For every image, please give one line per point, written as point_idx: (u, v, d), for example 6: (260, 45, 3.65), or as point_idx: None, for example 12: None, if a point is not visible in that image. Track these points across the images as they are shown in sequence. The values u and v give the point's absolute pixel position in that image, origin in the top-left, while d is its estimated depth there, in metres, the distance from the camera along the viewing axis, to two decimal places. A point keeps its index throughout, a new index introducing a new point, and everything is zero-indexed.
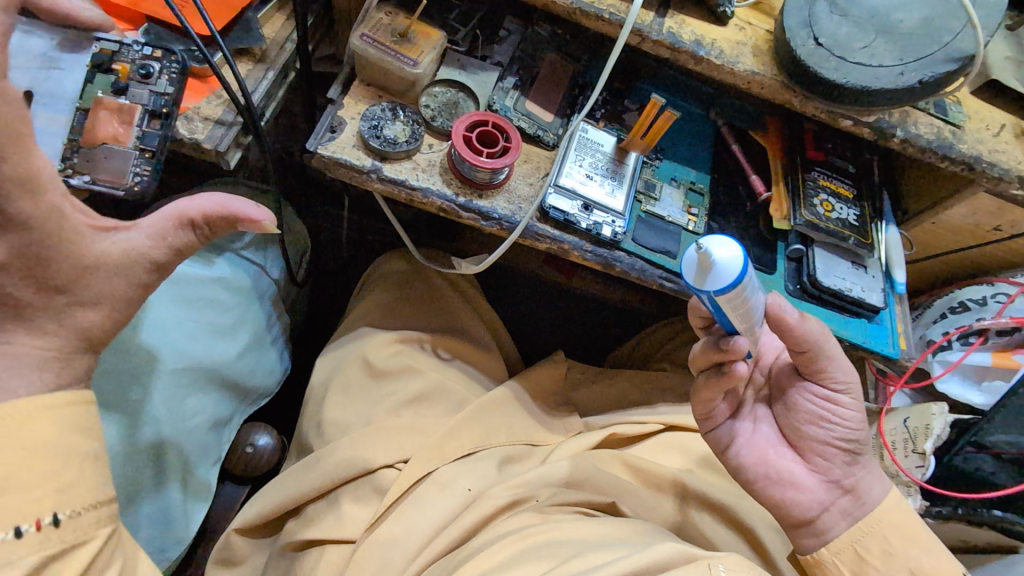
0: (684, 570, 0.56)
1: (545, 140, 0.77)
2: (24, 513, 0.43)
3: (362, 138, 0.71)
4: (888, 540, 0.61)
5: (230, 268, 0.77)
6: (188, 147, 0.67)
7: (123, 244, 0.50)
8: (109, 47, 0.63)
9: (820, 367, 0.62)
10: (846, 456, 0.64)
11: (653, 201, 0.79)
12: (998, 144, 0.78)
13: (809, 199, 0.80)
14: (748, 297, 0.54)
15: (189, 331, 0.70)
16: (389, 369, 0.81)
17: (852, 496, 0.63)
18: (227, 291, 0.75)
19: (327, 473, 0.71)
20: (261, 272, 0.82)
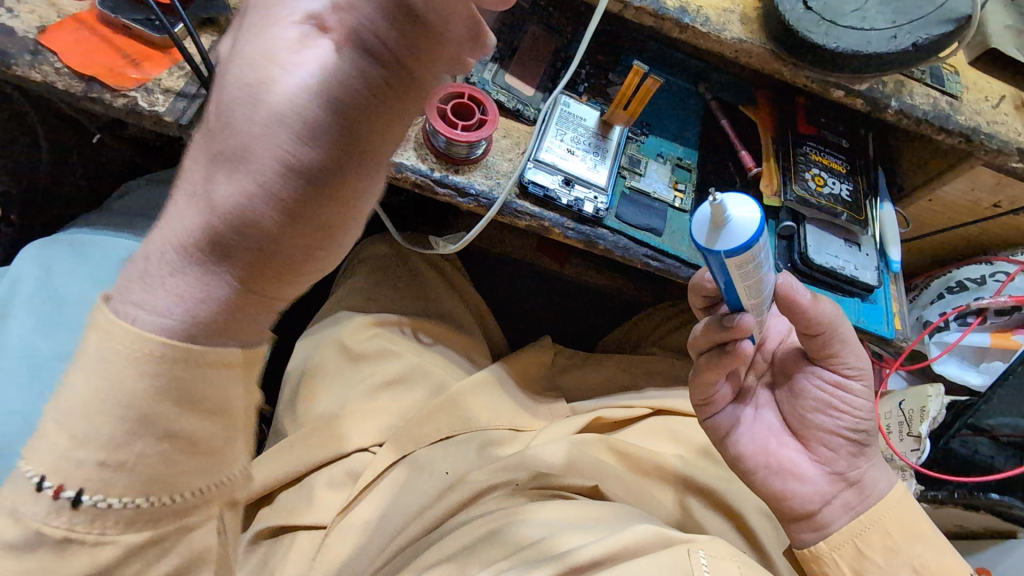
0: (663, 559, 0.53)
1: (525, 115, 0.75)
2: (56, 469, 0.33)
3: None
4: (887, 532, 0.59)
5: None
6: (146, 121, 0.63)
7: (281, 86, 0.30)
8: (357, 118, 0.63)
9: (832, 351, 0.60)
10: (852, 447, 0.61)
11: (638, 176, 0.76)
12: (997, 115, 0.75)
13: (800, 174, 0.77)
14: (758, 266, 0.49)
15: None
16: (366, 352, 0.78)
17: (856, 490, 0.61)
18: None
19: (300, 455, 0.69)
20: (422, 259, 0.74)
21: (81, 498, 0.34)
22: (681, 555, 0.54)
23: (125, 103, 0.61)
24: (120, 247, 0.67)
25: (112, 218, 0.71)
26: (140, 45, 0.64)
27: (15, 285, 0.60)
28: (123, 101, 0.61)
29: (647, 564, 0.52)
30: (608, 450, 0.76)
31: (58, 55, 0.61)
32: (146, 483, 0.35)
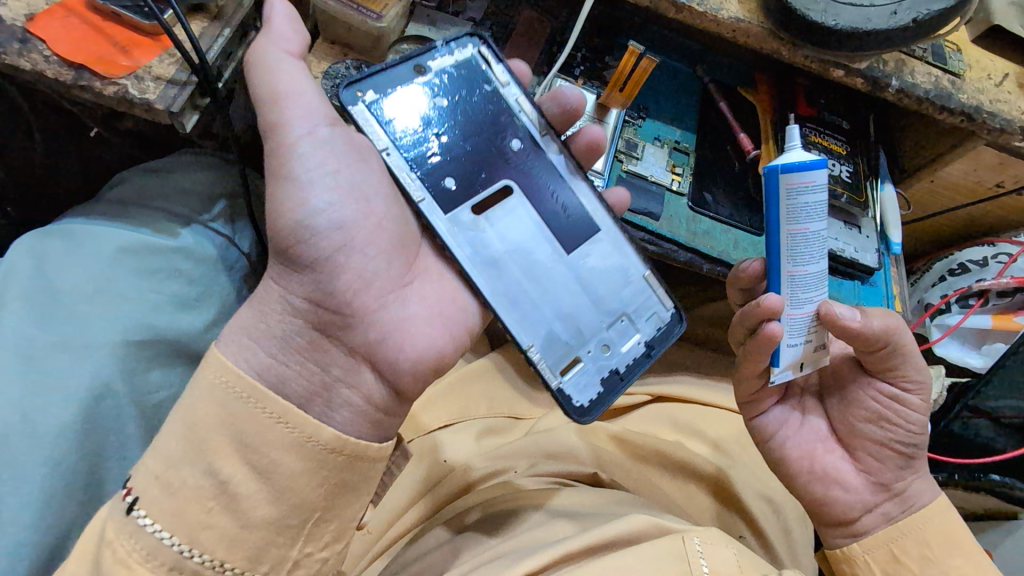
0: (658, 550, 0.53)
1: None
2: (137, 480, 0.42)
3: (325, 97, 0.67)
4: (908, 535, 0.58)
5: (194, 238, 0.70)
6: (138, 108, 0.62)
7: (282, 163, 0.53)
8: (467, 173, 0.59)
9: (896, 365, 0.58)
10: (901, 461, 0.60)
11: (635, 160, 0.75)
12: (1000, 94, 0.73)
13: None
14: (803, 216, 0.52)
15: (146, 299, 0.64)
16: None
17: (897, 501, 0.60)
18: (192, 262, 0.69)
19: None
20: (608, 372, 0.62)
21: (134, 512, 0.41)
22: (676, 542, 0.54)
23: (115, 91, 0.61)
24: (113, 234, 0.65)
25: (104, 208, 0.69)
26: (128, 31, 0.64)
27: (11, 275, 0.60)
28: (113, 89, 0.61)
29: (640, 557, 0.52)
30: (608, 436, 0.76)
31: (47, 43, 0.60)
32: (186, 514, 0.41)
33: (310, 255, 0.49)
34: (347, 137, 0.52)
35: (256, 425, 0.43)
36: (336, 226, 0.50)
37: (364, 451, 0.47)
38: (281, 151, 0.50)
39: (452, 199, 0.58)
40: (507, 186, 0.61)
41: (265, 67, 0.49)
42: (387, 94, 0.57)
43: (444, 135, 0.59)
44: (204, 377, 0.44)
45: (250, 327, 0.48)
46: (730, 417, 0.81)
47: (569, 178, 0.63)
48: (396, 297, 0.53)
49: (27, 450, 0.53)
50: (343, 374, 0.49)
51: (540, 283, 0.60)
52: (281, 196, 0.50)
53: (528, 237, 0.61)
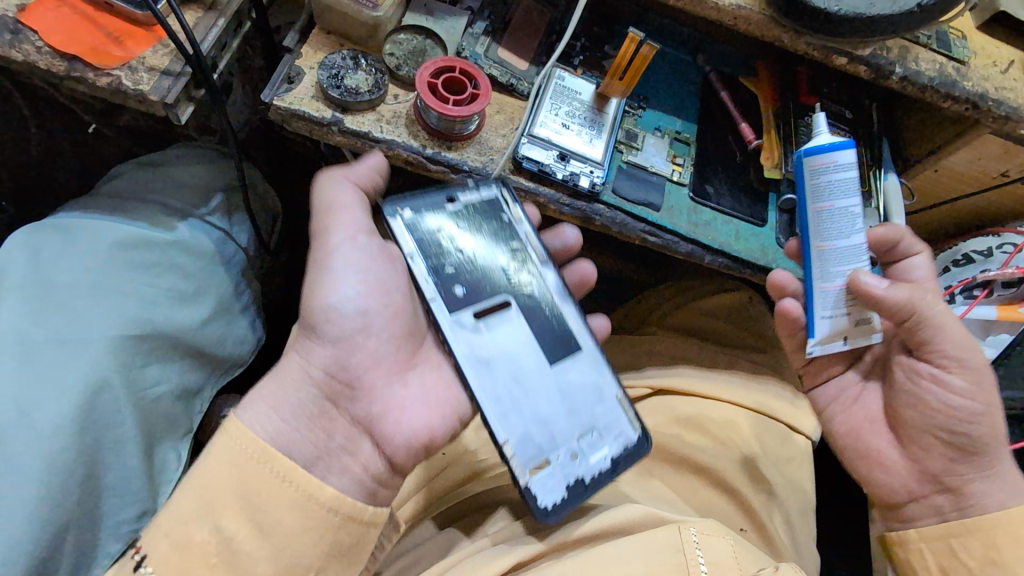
0: (649, 539, 0.54)
1: (519, 89, 0.73)
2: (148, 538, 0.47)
3: (321, 88, 0.66)
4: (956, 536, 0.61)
5: (191, 231, 0.70)
6: (133, 99, 0.62)
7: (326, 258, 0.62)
8: (472, 284, 0.63)
9: (932, 339, 0.65)
10: (950, 453, 0.67)
11: (635, 150, 0.74)
12: (1006, 81, 0.72)
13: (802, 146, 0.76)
14: (830, 194, 0.62)
15: (141, 293, 0.63)
16: None
17: (952, 494, 0.66)
18: (187, 256, 0.68)
19: None
20: (574, 480, 0.59)
21: (141, 567, 0.46)
22: (670, 531, 0.55)
23: (109, 82, 0.60)
24: (109, 229, 0.65)
25: (100, 202, 0.69)
26: (121, 22, 0.63)
27: (7, 270, 0.60)
28: (106, 80, 0.60)
29: (634, 544, 0.54)
30: None
31: (39, 33, 0.60)
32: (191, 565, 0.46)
33: (333, 335, 0.57)
34: (382, 248, 0.62)
35: (262, 484, 0.48)
36: (359, 315, 0.58)
37: (360, 512, 0.51)
38: (326, 250, 0.60)
39: (457, 302, 0.62)
40: (507, 300, 0.63)
41: (332, 186, 0.61)
42: (420, 212, 0.64)
43: (459, 253, 0.64)
44: (223, 445, 0.49)
45: (275, 397, 0.54)
46: (732, 410, 0.81)
47: (562, 298, 0.65)
48: (396, 381, 0.59)
49: (24, 445, 0.53)
50: (345, 444, 0.55)
51: (522, 389, 0.60)
52: (317, 284, 0.58)
53: (518, 345, 0.62)
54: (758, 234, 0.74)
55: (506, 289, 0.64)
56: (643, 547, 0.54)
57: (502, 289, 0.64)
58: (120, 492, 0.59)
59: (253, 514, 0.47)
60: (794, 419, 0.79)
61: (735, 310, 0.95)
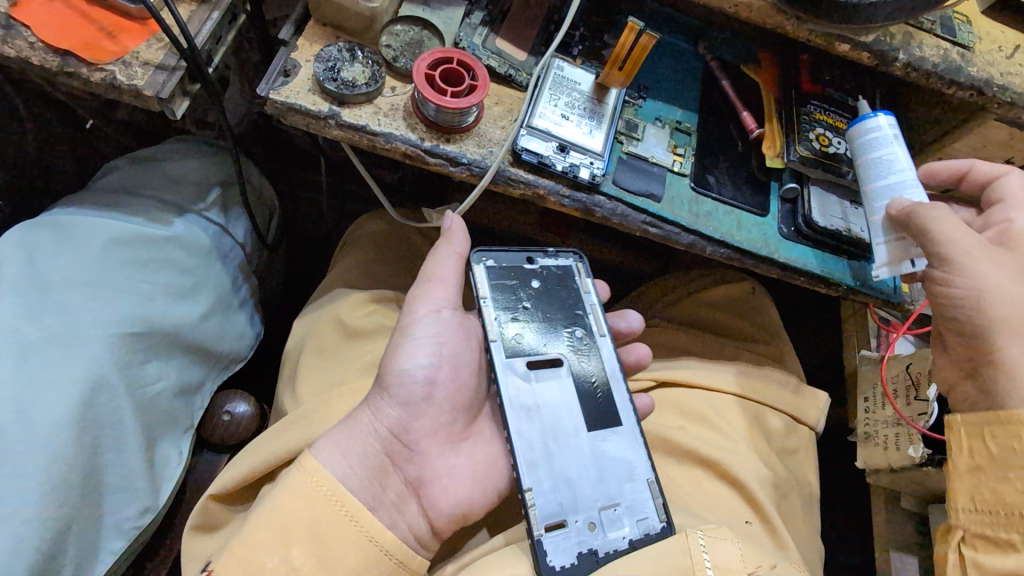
0: (660, 551, 0.55)
1: (518, 80, 0.72)
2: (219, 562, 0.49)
3: (317, 81, 0.66)
4: (1012, 435, 0.55)
5: (188, 228, 0.69)
6: (127, 94, 0.61)
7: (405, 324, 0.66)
8: (529, 337, 0.67)
9: (927, 232, 0.60)
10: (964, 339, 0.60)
11: (636, 141, 0.74)
12: (1012, 66, 0.71)
13: (804, 134, 0.76)
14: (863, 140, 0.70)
15: (138, 290, 0.64)
16: (364, 328, 0.79)
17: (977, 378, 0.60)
18: (185, 251, 0.68)
19: (299, 435, 0.67)
20: (587, 550, 0.57)
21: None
22: (677, 539, 0.56)
23: (103, 77, 0.60)
24: (103, 227, 0.64)
25: (95, 197, 0.68)
26: (114, 16, 0.62)
27: None
28: (100, 76, 0.60)
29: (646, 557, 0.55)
30: None
31: (32, 29, 0.59)
32: None
33: (403, 399, 0.59)
34: (462, 323, 0.66)
35: (331, 520, 0.51)
36: (428, 385, 0.60)
37: (410, 561, 0.54)
38: (412, 316, 0.64)
39: (515, 350, 0.65)
40: (560, 360, 0.66)
41: (435, 258, 0.66)
42: (500, 265, 0.69)
43: (526, 307, 0.68)
44: (298, 483, 0.51)
45: (345, 451, 0.55)
46: (733, 401, 0.81)
47: (615, 373, 0.68)
48: (450, 449, 0.62)
49: (24, 444, 0.52)
50: (397, 501, 0.57)
51: (557, 446, 0.61)
52: (395, 347, 0.62)
53: (564, 405, 0.64)
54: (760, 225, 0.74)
55: (564, 350, 0.67)
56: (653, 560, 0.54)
57: (557, 348, 0.67)
58: (119, 488, 0.59)
59: (319, 545, 0.50)
60: (795, 408, 0.83)
61: (737, 301, 0.95)
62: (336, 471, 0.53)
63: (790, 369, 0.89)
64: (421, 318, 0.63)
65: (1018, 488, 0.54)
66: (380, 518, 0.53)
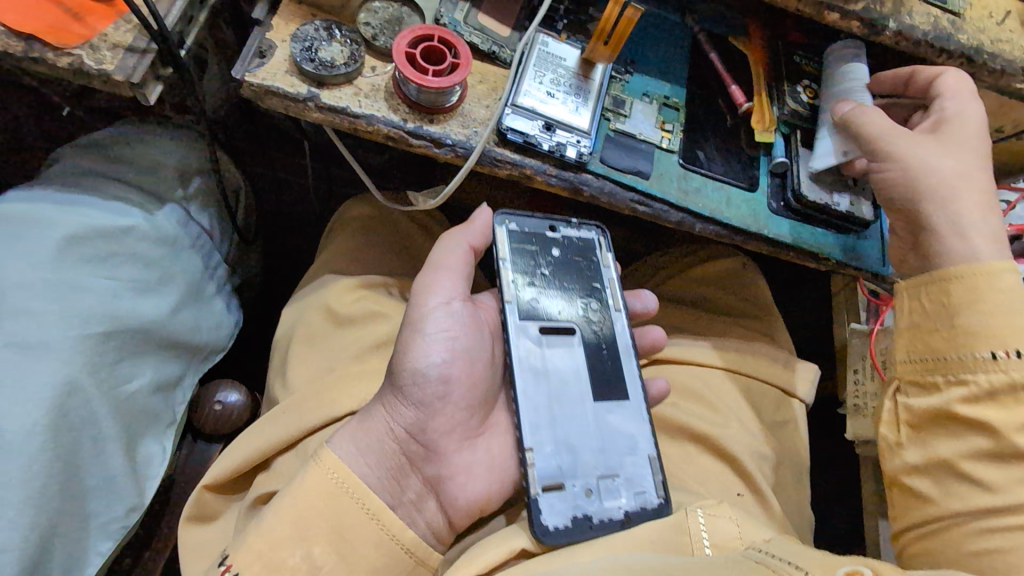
0: (660, 527, 0.56)
1: (502, 57, 0.71)
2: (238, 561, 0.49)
3: (294, 63, 0.64)
4: (945, 291, 0.59)
5: (150, 220, 0.68)
6: (96, 79, 0.59)
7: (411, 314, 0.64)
8: (542, 300, 0.67)
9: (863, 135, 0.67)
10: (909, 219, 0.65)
11: (623, 118, 0.72)
12: (1002, 33, 0.70)
13: (792, 86, 0.77)
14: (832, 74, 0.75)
15: (103, 289, 0.63)
16: (353, 315, 0.79)
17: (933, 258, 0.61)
18: (149, 244, 0.68)
19: (293, 423, 0.67)
20: (580, 514, 0.58)
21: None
22: (677, 516, 0.56)
23: (70, 62, 0.57)
24: (58, 221, 0.63)
25: (45, 188, 0.66)
26: None
27: None
28: (67, 60, 0.57)
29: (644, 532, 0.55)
30: None
31: None
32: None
33: (418, 398, 0.58)
34: (473, 315, 0.64)
35: (351, 518, 0.51)
36: (442, 383, 0.59)
37: (429, 558, 0.55)
38: (423, 309, 0.61)
39: (529, 314, 0.66)
40: (573, 329, 0.67)
41: (445, 246, 0.65)
42: (522, 229, 0.70)
43: (543, 274, 0.69)
44: (316, 480, 0.51)
45: (358, 456, 0.54)
46: (723, 376, 0.81)
47: (627, 351, 0.68)
48: (467, 446, 0.61)
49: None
50: (415, 499, 0.57)
51: (562, 411, 0.62)
52: (406, 343, 0.60)
53: (573, 373, 0.65)
54: (750, 201, 0.73)
55: (577, 320, 0.68)
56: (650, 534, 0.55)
57: (570, 318, 0.68)
58: (103, 489, 0.61)
59: (341, 543, 0.51)
60: (787, 382, 0.83)
61: (728, 277, 0.95)
62: (357, 469, 0.53)
63: (782, 345, 0.89)
64: (432, 314, 0.61)
65: (945, 337, 0.58)
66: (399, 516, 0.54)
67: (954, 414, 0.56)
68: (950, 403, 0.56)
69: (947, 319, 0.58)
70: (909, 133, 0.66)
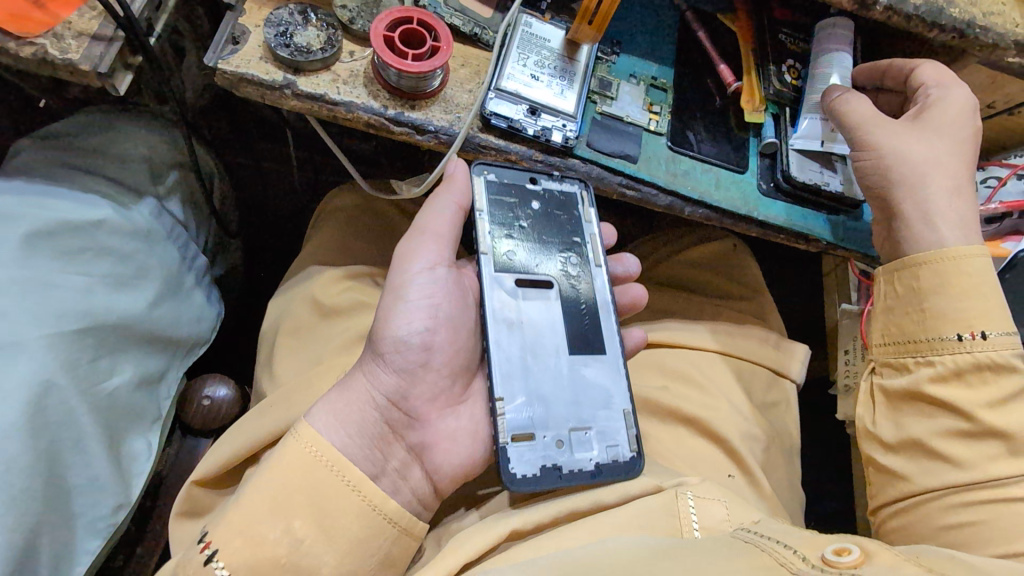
0: (650, 506, 0.55)
1: (484, 39, 0.69)
2: (218, 535, 0.48)
3: (269, 49, 0.62)
4: (916, 276, 0.62)
5: (121, 215, 0.67)
6: (62, 70, 0.57)
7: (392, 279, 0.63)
8: (521, 253, 0.66)
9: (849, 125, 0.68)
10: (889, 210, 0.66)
11: (610, 100, 0.71)
12: (994, 5, 0.69)
13: (776, 66, 0.76)
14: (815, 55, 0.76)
15: (75, 285, 0.61)
16: (340, 306, 0.77)
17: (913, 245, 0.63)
18: (119, 238, 0.66)
19: (280, 417, 0.66)
20: (550, 464, 0.59)
21: (213, 562, 0.47)
22: (668, 498, 0.56)
23: (33, 52, 0.55)
24: (23, 216, 0.61)
25: (9, 183, 0.64)
26: None
27: None
28: (30, 50, 0.55)
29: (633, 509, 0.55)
30: None
31: None
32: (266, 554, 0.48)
33: (399, 365, 0.57)
34: (456, 281, 0.63)
35: (331, 490, 0.50)
36: (423, 349, 0.58)
37: (414, 526, 0.53)
38: (404, 276, 0.60)
39: (505, 266, 0.65)
40: (551, 283, 0.67)
41: (432, 209, 0.63)
42: (502, 180, 0.67)
43: (522, 227, 0.68)
44: (294, 452, 0.50)
45: (337, 425, 0.53)
46: (714, 359, 0.81)
47: (608, 308, 0.68)
48: (451, 412, 0.60)
49: None
50: (398, 467, 0.55)
51: (535, 362, 0.62)
52: (387, 309, 0.59)
53: (549, 328, 0.64)
54: (739, 183, 0.72)
55: (555, 275, 0.67)
56: (640, 512, 0.54)
57: (548, 273, 0.67)
58: (88, 488, 0.60)
59: (322, 515, 0.49)
60: (777, 364, 0.84)
61: (719, 259, 0.94)
62: (336, 439, 0.52)
63: (773, 326, 0.89)
64: (413, 280, 0.60)
65: (916, 320, 0.61)
66: (381, 486, 0.52)
67: (923, 393, 0.59)
68: (920, 384, 0.59)
69: (917, 303, 0.61)
70: (890, 123, 0.67)
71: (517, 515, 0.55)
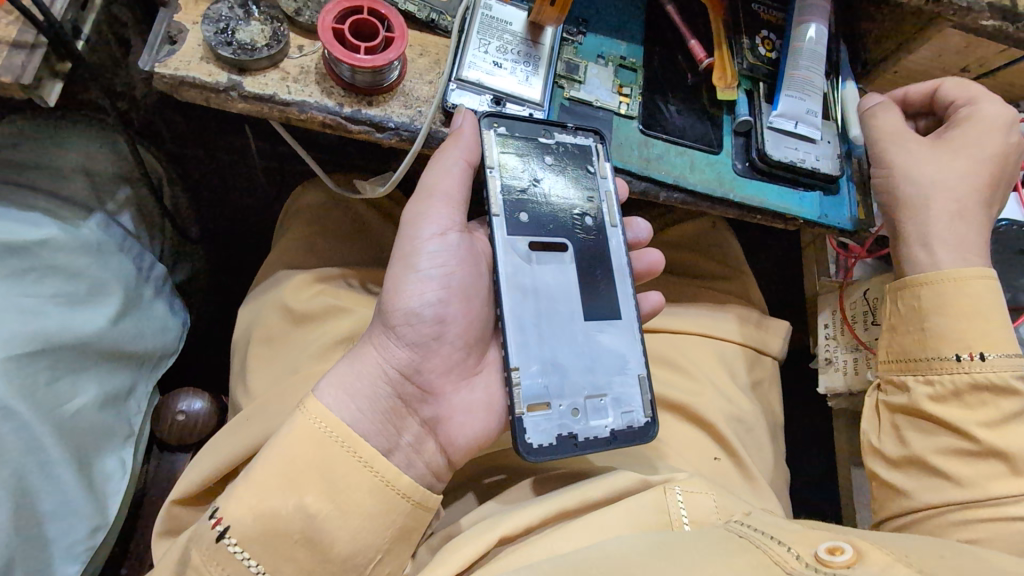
0: (637, 502, 0.55)
1: (442, 25, 0.65)
2: (227, 508, 0.46)
3: (209, 48, 0.57)
4: (917, 295, 0.63)
5: (66, 231, 0.63)
6: None
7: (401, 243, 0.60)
8: (535, 211, 0.63)
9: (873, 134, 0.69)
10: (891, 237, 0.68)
11: (577, 84, 0.68)
12: None
13: (749, 38, 0.74)
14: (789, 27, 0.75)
15: (23, 306, 0.58)
16: (311, 312, 0.75)
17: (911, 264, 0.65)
18: (66, 253, 0.63)
19: (258, 430, 0.63)
20: (567, 433, 0.58)
21: (225, 538, 0.45)
22: (656, 494, 0.56)
23: None
24: None
25: None
26: None
27: None
28: None
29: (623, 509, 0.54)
30: None
31: None
32: (277, 528, 0.46)
33: (410, 337, 0.55)
34: (467, 245, 0.60)
35: (343, 467, 0.47)
36: (438, 317, 0.56)
37: (428, 500, 0.51)
38: (415, 242, 0.58)
39: (517, 228, 0.62)
40: (565, 245, 0.64)
41: (440, 166, 0.59)
42: (514, 135, 0.63)
43: (537, 184, 0.64)
44: (306, 430, 0.48)
45: (350, 400, 0.51)
46: (697, 341, 0.80)
47: (624, 273, 0.65)
48: (467, 383, 0.58)
49: None
50: (414, 441, 0.53)
51: (550, 327, 0.60)
52: (396, 276, 0.57)
53: (564, 291, 0.62)
54: (714, 164, 0.70)
55: (569, 235, 0.64)
56: (627, 512, 0.54)
57: (563, 234, 0.64)
58: (60, 514, 0.58)
59: (335, 490, 0.47)
60: (759, 342, 0.84)
61: (698, 238, 0.93)
62: (347, 414, 0.50)
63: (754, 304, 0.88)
64: (424, 246, 0.57)
65: (916, 339, 0.62)
66: (393, 462, 0.50)
67: (922, 411, 0.60)
68: (919, 402, 0.61)
69: (918, 322, 0.62)
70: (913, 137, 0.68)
71: (506, 518, 0.54)
